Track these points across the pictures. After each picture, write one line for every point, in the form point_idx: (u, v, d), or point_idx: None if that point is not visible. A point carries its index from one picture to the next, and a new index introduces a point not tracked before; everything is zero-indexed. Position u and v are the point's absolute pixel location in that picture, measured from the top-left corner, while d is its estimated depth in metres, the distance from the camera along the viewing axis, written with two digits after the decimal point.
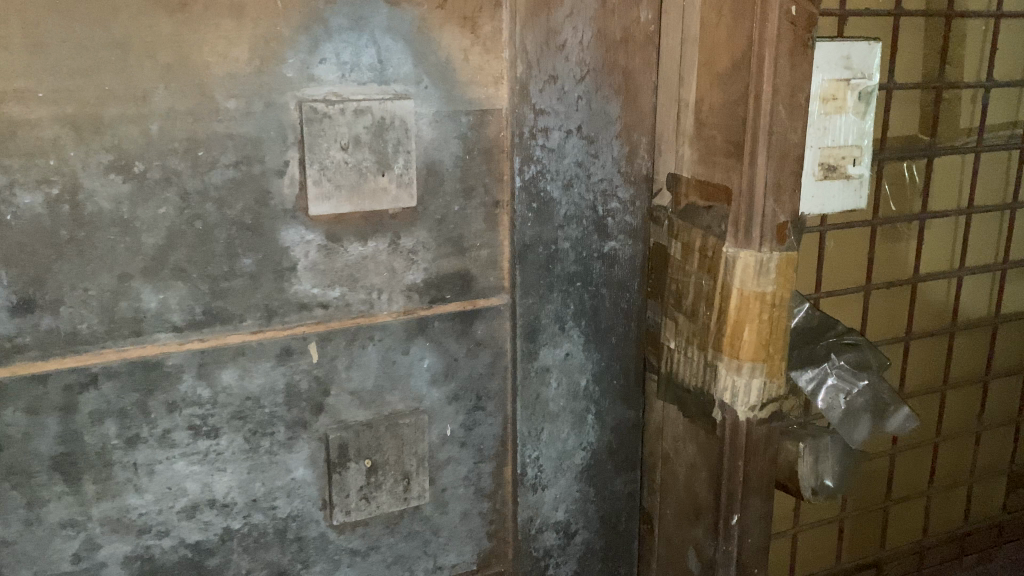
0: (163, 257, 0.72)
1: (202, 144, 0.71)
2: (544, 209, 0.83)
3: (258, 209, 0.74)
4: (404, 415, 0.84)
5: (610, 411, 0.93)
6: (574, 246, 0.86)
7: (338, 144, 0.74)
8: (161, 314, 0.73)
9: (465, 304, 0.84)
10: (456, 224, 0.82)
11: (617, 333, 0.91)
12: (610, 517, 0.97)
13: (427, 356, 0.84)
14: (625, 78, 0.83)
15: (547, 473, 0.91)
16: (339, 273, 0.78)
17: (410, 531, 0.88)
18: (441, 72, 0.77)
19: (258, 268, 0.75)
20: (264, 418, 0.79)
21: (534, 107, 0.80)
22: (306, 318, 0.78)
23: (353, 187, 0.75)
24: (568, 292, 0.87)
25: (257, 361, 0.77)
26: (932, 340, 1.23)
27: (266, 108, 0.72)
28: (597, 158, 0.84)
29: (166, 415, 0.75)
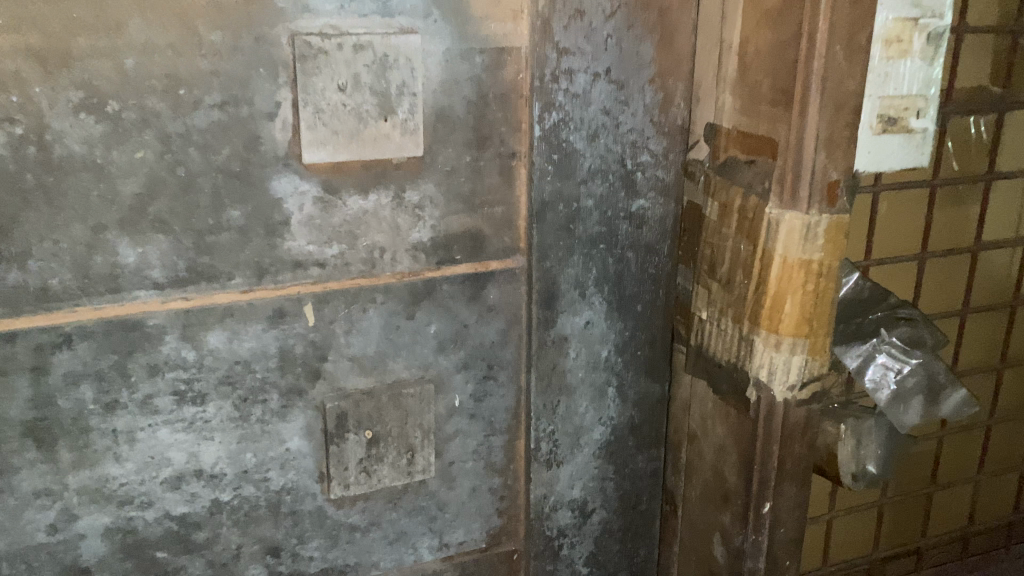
0: (141, 207, 0.65)
1: (183, 81, 0.63)
2: (566, 163, 0.75)
3: (247, 155, 0.66)
4: (409, 384, 0.78)
5: (633, 385, 0.86)
6: (598, 204, 0.78)
7: (335, 84, 0.66)
8: (141, 269, 0.66)
9: (477, 266, 0.77)
10: (467, 177, 0.74)
11: (643, 300, 0.83)
12: (630, 496, 0.90)
13: (434, 321, 0.77)
14: (660, 15, 0.74)
15: (563, 449, 0.85)
16: (337, 229, 0.71)
17: (414, 507, 0.82)
18: (453, 5, 0.69)
19: (248, 221, 0.68)
20: (256, 385, 0.72)
21: (556, 47, 0.71)
22: (301, 277, 0.71)
23: (352, 133, 0.68)
24: (591, 255, 0.79)
25: (248, 324, 0.71)
26: (991, 315, 1.14)
27: (255, 43, 0.64)
28: (627, 105, 0.76)
29: (148, 379, 0.69)
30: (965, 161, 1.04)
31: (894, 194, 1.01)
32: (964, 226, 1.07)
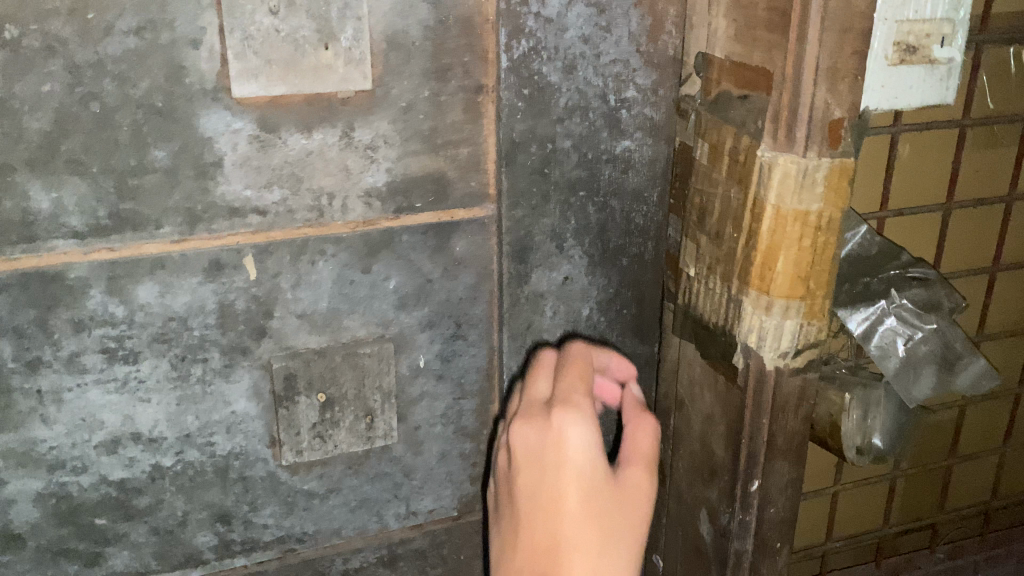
0: (52, 146, 0.58)
1: (91, 2, 0.56)
2: (539, 99, 0.67)
3: (169, 88, 0.59)
4: (366, 342, 0.71)
5: (618, 345, 0.78)
6: (577, 145, 0.69)
7: (266, 6, 0.58)
8: (58, 216, 0.60)
9: (441, 215, 0.70)
10: (427, 114, 0.66)
11: (629, 254, 0.75)
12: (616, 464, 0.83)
13: (394, 275, 0.70)
14: None
15: None
16: (278, 172, 0.64)
17: (378, 472, 0.76)
18: None
19: (175, 162, 0.61)
20: (194, 343, 0.66)
21: None
22: (239, 226, 0.64)
23: (289, 62, 0.60)
24: (569, 203, 0.71)
25: (182, 276, 0.64)
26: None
27: None
28: (610, 32, 0.67)
29: (73, 336, 0.63)
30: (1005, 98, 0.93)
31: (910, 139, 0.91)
32: (997, 173, 0.97)
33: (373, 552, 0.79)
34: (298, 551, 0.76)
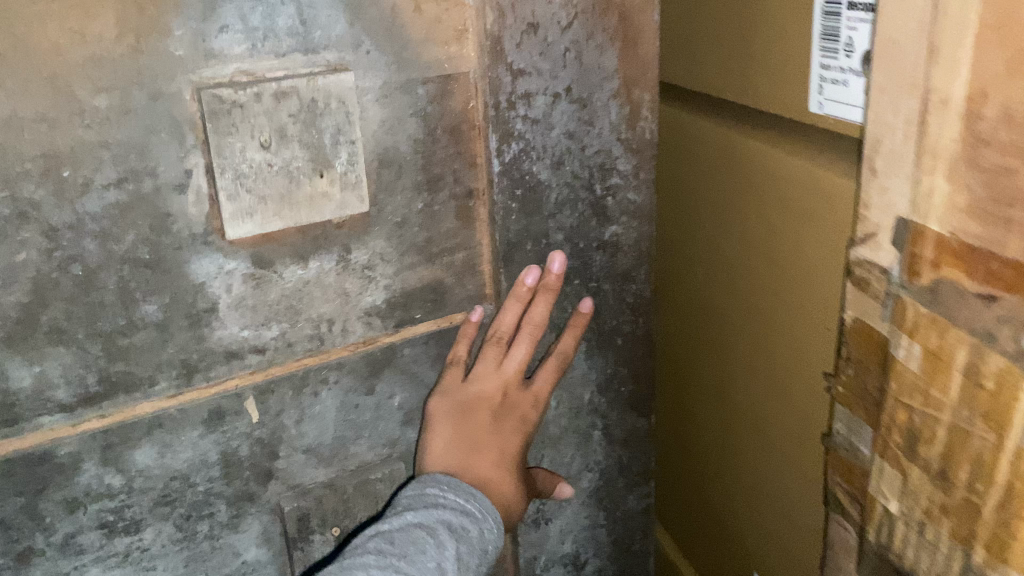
0: (32, 318, 0.52)
1: (66, 160, 0.50)
2: (532, 198, 0.66)
3: (157, 238, 0.54)
4: (376, 467, 0.68)
5: (618, 423, 0.78)
6: (570, 236, 0.69)
7: (256, 140, 0.54)
8: (42, 392, 0.54)
9: (439, 322, 0.67)
10: (420, 227, 0.64)
11: (623, 333, 0.75)
12: (624, 538, 0.83)
13: (398, 392, 0.67)
14: (622, 19, 0.65)
15: (551, 505, 0.77)
16: (275, 307, 0.60)
17: None
18: (387, 30, 0.58)
19: (167, 314, 0.56)
20: (199, 499, 0.61)
21: (510, 68, 0.61)
22: (237, 368, 0.60)
23: (283, 195, 0.56)
24: (566, 293, 0.70)
25: (181, 432, 0.59)
26: None
27: (151, 102, 0.52)
28: (593, 124, 0.67)
29: (67, 517, 0.57)
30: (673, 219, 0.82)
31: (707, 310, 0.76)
32: None
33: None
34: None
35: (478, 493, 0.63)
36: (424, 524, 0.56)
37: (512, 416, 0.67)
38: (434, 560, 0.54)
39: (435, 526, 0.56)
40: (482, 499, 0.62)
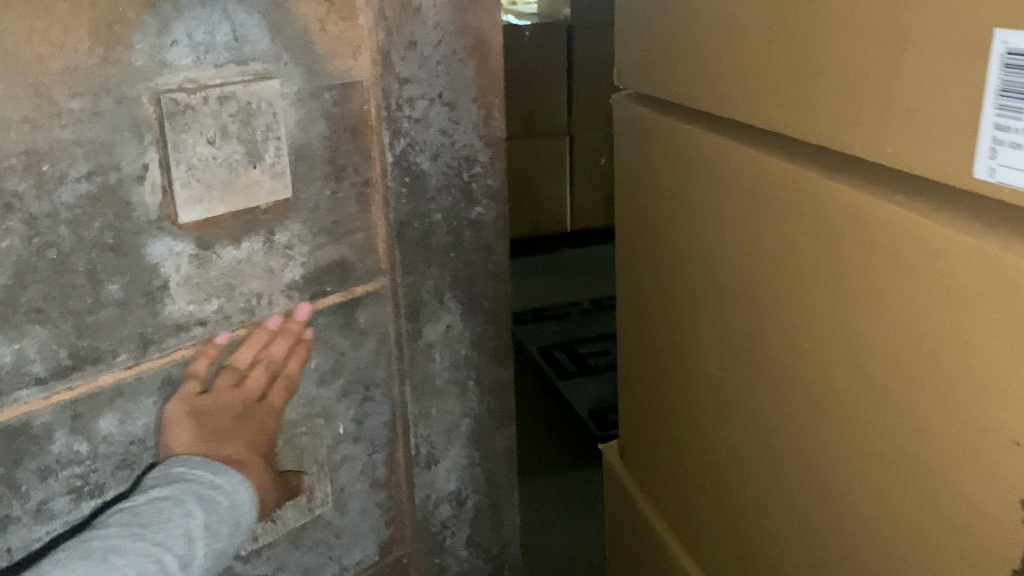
0: (13, 298, 0.58)
1: (45, 156, 0.58)
2: (415, 189, 0.79)
3: (120, 225, 0.62)
4: (298, 422, 0.79)
5: (488, 374, 0.92)
6: (446, 217, 0.82)
7: (204, 138, 0.64)
8: (21, 365, 0.60)
9: (345, 294, 0.79)
10: (330, 210, 0.76)
11: (489, 296, 0.89)
12: (495, 475, 0.97)
13: (314, 356, 0.78)
14: (477, 37, 0.78)
15: (438, 447, 0.90)
16: (215, 284, 0.69)
17: (315, 539, 0.84)
18: (301, 46, 0.69)
19: (128, 293, 0.64)
20: (153, 461, 0.69)
21: (397, 77, 0.74)
22: (185, 340, 0.69)
23: (225, 184, 0.66)
24: (444, 264, 0.84)
25: (138, 401, 0.67)
26: None
27: (116, 105, 0.60)
28: (459, 124, 0.80)
29: (40, 484, 0.63)
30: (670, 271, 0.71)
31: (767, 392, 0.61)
32: None
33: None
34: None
35: (229, 470, 0.68)
36: (173, 496, 0.63)
37: (247, 426, 0.71)
38: (181, 527, 0.61)
39: (183, 497, 0.63)
40: (228, 473, 0.67)
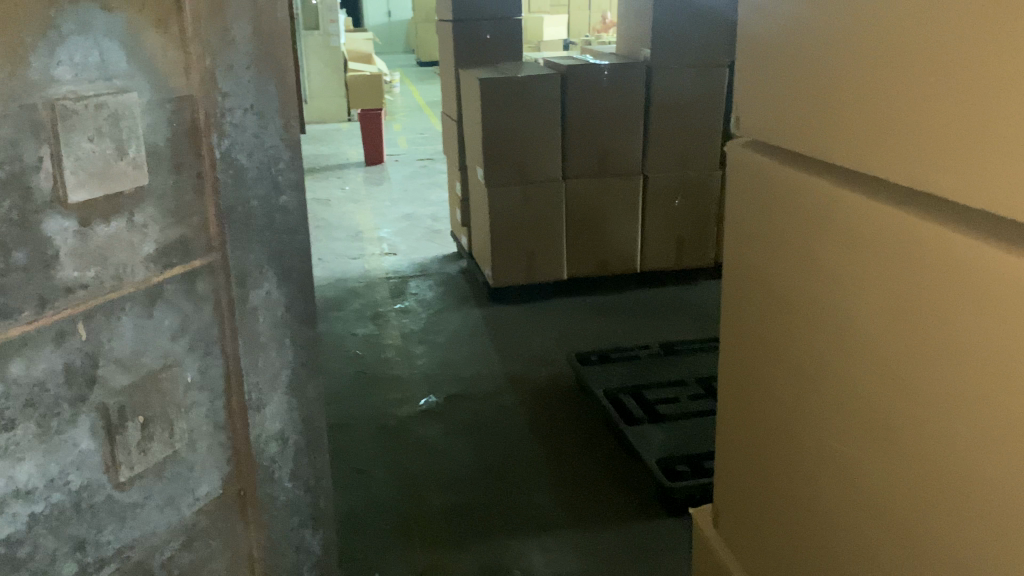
0: None
1: None
2: (234, 168, 1.46)
3: (20, 183, 1.12)
4: (157, 372, 1.39)
5: (304, 299, 1.68)
6: (261, 192, 1.52)
7: (87, 136, 1.20)
8: None
9: (187, 267, 1.42)
10: (186, 179, 1.39)
11: (299, 238, 1.64)
12: (301, 392, 1.73)
13: (166, 316, 1.39)
14: (277, 67, 1.51)
15: (277, 367, 1.66)
16: (92, 251, 1.24)
17: (160, 441, 1.42)
18: (150, 69, 1.29)
19: (13, 204, 1.12)
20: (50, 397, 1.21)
21: (223, 93, 1.41)
22: (69, 248, 1.21)
23: (101, 172, 1.23)
24: (265, 236, 1.55)
25: (32, 339, 1.16)
26: (779, 372, 1.66)
27: (21, 108, 1.11)
28: (266, 126, 1.51)
29: None
30: (767, 203, 1.62)
31: (806, 263, 1.49)
32: (840, 338, 1.40)
33: (199, 429, 1.52)
34: (153, 450, 1.42)
35: None
36: None
37: None
38: None
39: None
40: None
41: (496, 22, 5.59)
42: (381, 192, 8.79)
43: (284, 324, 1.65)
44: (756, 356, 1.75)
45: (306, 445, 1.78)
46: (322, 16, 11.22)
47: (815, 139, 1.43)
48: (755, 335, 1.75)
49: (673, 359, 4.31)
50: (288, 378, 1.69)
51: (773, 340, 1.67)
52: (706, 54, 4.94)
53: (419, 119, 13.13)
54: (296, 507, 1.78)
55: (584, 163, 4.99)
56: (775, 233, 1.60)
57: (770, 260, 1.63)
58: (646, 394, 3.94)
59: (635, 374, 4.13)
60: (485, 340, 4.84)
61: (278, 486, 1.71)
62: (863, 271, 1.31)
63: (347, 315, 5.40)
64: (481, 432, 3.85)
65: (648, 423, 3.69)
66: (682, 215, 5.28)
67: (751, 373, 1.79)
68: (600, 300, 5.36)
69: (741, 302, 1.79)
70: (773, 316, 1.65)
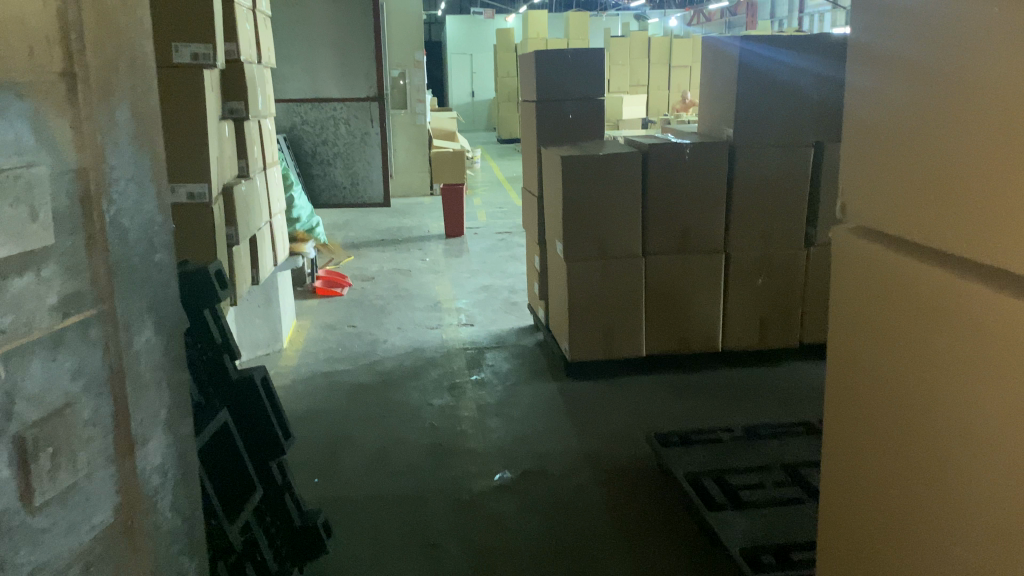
0: None
1: None
2: (120, 229, 1.67)
3: None
4: (63, 407, 1.52)
5: (173, 339, 1.89)
6: (143, 247, 1.76)
7: (6, 202, 1.36)
8: None
9: (84, 315, 1.57)
10: (80, 237, 1.56)
11: (170, 285, 1.87)
12: (174, 424, 1.90)
13: (67, 358, 1.52)
14: (147, 141, 1.78)
15: (156, 407, 1.82)
16: (7, 301, 1.38)
17: (65, 469, 1.53)
18: (52, 143, 1.48)
19: None
20: None
21: (109, 162, 1.63)
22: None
23: (15, 234, 1.39)
24: (148, 285, 1.77)
25: None
26: (886, 456, 1.58)
27: None
28: (143, 188, 1.76)
29: None
30: (863, 289, 1.62)
31: (909, 351, 1.46)
32: (952, 417, 1.35)
33: (97, 463, 1.63)
34: (59, 478, 1.52)
35: None
36: None
37: None
38: None
39: None
40: None
41: (579, 102, 5.70)
42: (460, 264, 8.97)
43: (161, 366, 1.83)
44: (864, 449, 1.68)
45: (180, 477, 1.93)
46: (411, 96, 11.65)
47: (919, 220, 1.44)
48: (858, 427, 1.69)
49: (755, 443, 4.16)
50: (165, 415, 1.86)
51: (879, 433, 1.61)
52: (791, 134, 4.93)
53: (498, 193, 13.44)
54: (175, 535, 1.92)
55: (661, 240, 4.99)
56: (877, 312, 1.57)
57: (871, 348, 1.61)
58: (729, 479, 3.80)
59: (717, 458, 3.99)
60: (562, 416, 4.80)
61: (160, 513, 1.84)
62: (975, 346, 1.27)
63: (424, 384, 5.46)
64: (555, 513, 3.78)
65: (730, 509, 3.55)
66: (764, 293, 5.19)
67: (856, 467, 1.72)
68: (680, 379, 5.26)
69: (842, 385, 1.75)
70: (879, 406, 1.60)
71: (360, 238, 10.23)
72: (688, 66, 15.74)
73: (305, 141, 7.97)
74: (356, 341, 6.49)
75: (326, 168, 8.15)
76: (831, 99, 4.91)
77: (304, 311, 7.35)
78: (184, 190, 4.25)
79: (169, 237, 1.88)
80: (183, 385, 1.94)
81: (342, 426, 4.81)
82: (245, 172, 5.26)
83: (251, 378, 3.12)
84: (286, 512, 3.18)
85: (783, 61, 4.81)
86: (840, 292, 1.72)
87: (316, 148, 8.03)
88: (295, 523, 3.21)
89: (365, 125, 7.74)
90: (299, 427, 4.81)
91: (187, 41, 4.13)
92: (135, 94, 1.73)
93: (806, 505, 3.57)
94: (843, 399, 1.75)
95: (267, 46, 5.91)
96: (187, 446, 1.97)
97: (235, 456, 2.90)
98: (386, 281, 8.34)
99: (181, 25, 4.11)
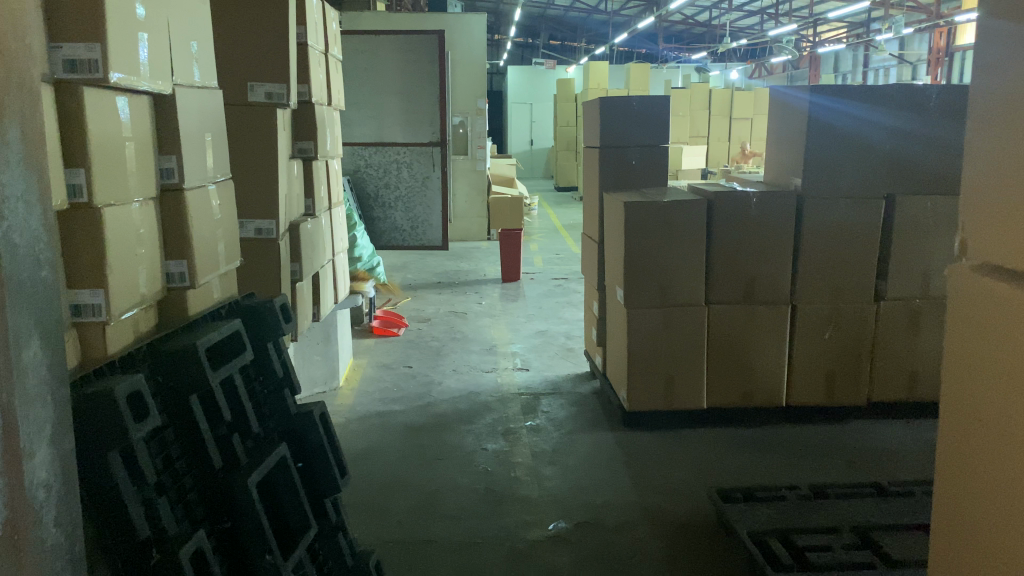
0: None
1: None
2: (9, 245, 1.70)
3: None
4: None
5: (54, 353, 1.85)
6: (31, 265, 1.78)
7: None
8: None
9: None
10: None
11: (51, 304, 1.86)
12: (60, 440, 1.85)
13: None
14: (41, 160, 1.81)
15: (37, 424, 1.77)
16: None
17: None
18: None
19: None
20: None
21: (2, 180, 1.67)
22: None
23: None
24: (29, 304, 1.76)
25: None
26: (1009, 542, 1.25)
27: None
28: (30, 208, 1.77)
29: None
30: (954, 317, 1.40)
31: (997, 367, 1.26)
32: None
33: None
34: None
35: None
36: None
37: None
38: None
39: None
40: None
41: (645, 149, 5.59)
42: (516, 308, 8.87)
43: (46, 382, 1.81)
44: (979, 525, 1.34)
45: (68, 492, 1.88)
46: (471, 142, 11.69)
47: None
48: (949, 471, 1.43)
49: (823, 503, 3.89)
50: (51, 429, 1.82)
51: (1000, 509, 1.27)
52: (861, 185, 4.73)
53: (555, 240, 13.37)
54: (59, 552, 1.84)
55: (726, 290, 4.82)
56: (1010, 369, 1.22)
57: (987, 397, 1.29)
58: (796, 540, 3.54)
59: (783, 516, 3.75)
60: (619, 467, 4.61)
61: (44, 527, 1.79)
62: None
63: (478, 429, 5.32)
64: (610, 568, 3.59)
65: (797, 571, 3.32)
66: (832, 347, 4.95)
67: (953, 525, 1.42)
68: (743, 435, 5.01)
69: (955, 448, 1.40)
70: (965, 437, 1.37)
71: (418, 280, 10.21)
72: (748, 119, 15.63)
73: (366, 184, 7.98)
74: (410, 382, 6.39)
75: (387, 212, 8.07)
76: (902, 151, 4.72)
77: (360, 351, 7.30)
78: (252, 226, 4.24)
79: (55, 256, 1.89)
80: (67, 400, 1.88)
81: (394, 468, 4.68)
82: (311, 211, 5.25)
83: (308, 413, 3.04)
84: (338, 547, 2.92)
85: (851, 111, 4.65)
86: (962, 338, 1.37)
87: (378, 191, 8.02)
88: (348, 563, 2.96)
89: (426, 169, 7.76)
90: (351, 468, 4.70)
91: (262, 80, 4.13)
92: (25, 116, 1.75)
93: (878, 568, 3.31)
94: (954, 461, 1.41)
95: (338, 89, 5.93)
96: (71, 462, 1.89)
97: (293, 491, 2.70)
98: (442, 323, 8.27)
99: (255, 65, 4.11)
